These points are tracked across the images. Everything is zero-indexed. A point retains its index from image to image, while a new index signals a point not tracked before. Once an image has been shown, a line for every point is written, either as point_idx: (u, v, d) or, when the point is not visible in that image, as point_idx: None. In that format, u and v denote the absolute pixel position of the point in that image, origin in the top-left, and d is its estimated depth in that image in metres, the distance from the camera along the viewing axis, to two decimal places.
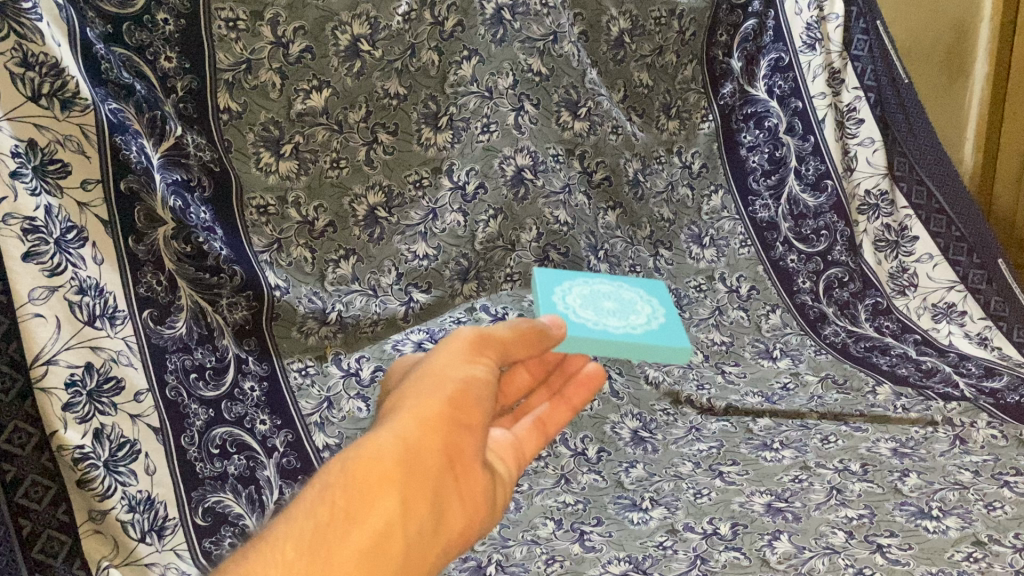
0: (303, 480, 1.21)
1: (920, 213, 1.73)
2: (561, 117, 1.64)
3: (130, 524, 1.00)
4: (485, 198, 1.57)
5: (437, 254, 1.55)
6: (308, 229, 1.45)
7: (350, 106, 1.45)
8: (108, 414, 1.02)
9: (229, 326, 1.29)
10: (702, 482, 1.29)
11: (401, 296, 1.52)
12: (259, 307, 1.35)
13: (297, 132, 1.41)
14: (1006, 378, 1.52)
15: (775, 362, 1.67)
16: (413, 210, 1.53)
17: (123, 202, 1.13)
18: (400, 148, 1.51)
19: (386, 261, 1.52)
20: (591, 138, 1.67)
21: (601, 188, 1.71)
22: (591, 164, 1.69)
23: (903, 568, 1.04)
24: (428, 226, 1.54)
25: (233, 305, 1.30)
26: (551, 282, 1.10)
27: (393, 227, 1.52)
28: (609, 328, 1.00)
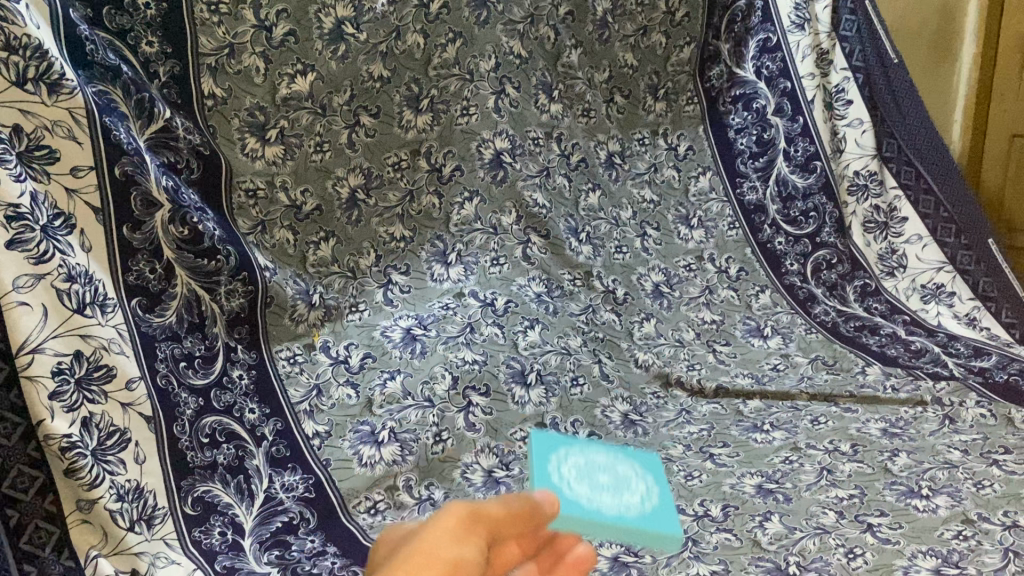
0: (294, 468, 1.20)
1: (908, 193, 1.73)
2: (540, 101, 1.66)
3: (119, 513, 1.00)
4: (461, 179, 1.57)
5: (412, 236, 1.54)
6: (294, 212, 1.42)
7: (335, 90, 1.43)
8: (98, 402, 1.02)
9: (223, 312, 1.26)
10: (692, 464, 1.29)
11: (380, 278, 1.49)
12: (253, 292, 1.32)
13: (281, 116, 1.39)
14: (994, 358, 1.53)
15: (765, 340, 1.68)
16: (391, 191, 1.51)
17: (119, 187, 1.12)
18: (381, 131, 1.49)
19: (364, 243, 1.49)
20: (567, 120, 1.70)
21: (580, 169, 1.72)
22: (568, 146, 1.70)
23: (893, 547, 1.05)
24: (405, 208, 1.53)
25: (230, 292, 1.28)
26: (534, 436, 0.84)
27: (371, 210, 1.50)
28: (600, 507, 0.75)
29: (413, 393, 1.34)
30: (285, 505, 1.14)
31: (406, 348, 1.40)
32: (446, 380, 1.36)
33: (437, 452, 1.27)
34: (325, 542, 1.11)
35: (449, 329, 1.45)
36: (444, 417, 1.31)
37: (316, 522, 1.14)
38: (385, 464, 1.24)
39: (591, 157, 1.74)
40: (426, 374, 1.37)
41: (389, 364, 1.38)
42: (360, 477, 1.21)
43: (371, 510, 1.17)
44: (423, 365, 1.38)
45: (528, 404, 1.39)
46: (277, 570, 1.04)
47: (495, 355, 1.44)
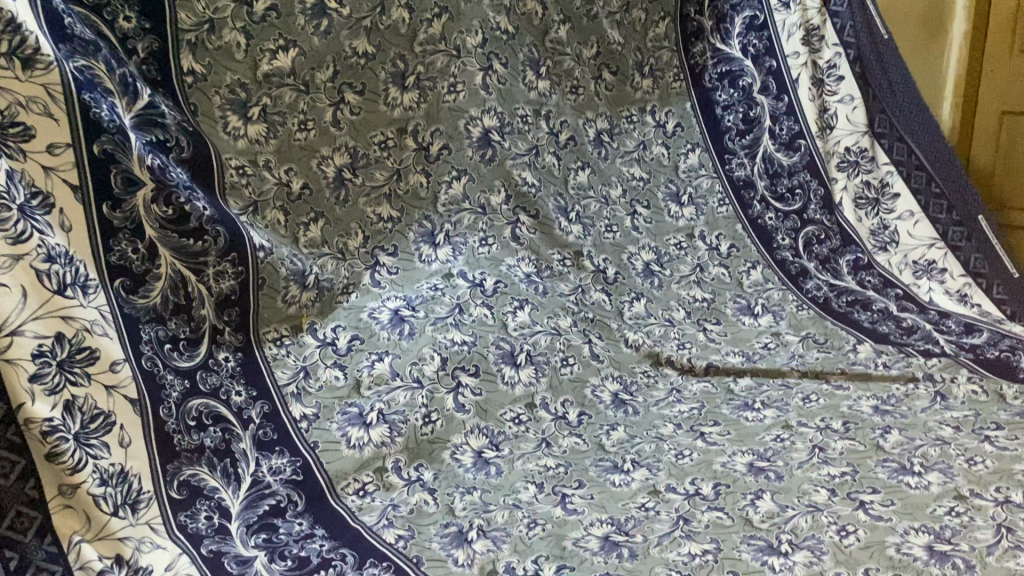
0: (282, 451, 1.18)
1: (900, 169, 1.78)
2: (528, 78, 1.62)
3: (102, 498, 0.98)
4: (448, 158, 1.52)
5: (400, 216, 1.48)
6: (285, 191, 1.35)
7: (318, 66, 1.38)
8: (81, 385, 1.00)
9: (213, 296, 1.21)
10: (683, 443, 1.28)
11: (368, 259, 1.43)
12: (244, 273, 1.26)
13: (263, 94, 1.33)
14: (985, 335, 1.54)
15: (755, 319, 1.69)
16: (378, 170, 1.45)
17: (99, 166, 1.08)
18: (367, 109, 1.44)
19: (353, 224, 1.42)
20: (555, 97, 1.66)
21: (569, 148, 1.68)
22: (557, 125, 1.66)
23: (885, 524, 1.04)
24: (393, 186, 1.47)
25: (220, 274, 1.22)
26: (555, 530, 1.07)
27: (358, 190, 1.43)
28: None
29: (402, 373, 1.33)
30: (273, 488, 1.13)
31: (394, 329, 1.37)
32: (435, 360, 1.36)
33: (427, 434, 1.28)
34: (314, 524, 1.09)
35: (439, 310, 1.43)
36: (433, 398, 1.32)
37: (304, 505, 1.12)
38: (374, 446, 1.24)
39: (580, 134, 1.70)
40: (415, 355, 1.36)
41: (377, 345, 1.35)
42: (348, 459, 1.21)
43: (360, 491, 1.17)
44: (413, 345, 1.37)
45: (517, 384, 1.39)
46: (265, 554, 1.03)
47: (484, 336, 1.43)
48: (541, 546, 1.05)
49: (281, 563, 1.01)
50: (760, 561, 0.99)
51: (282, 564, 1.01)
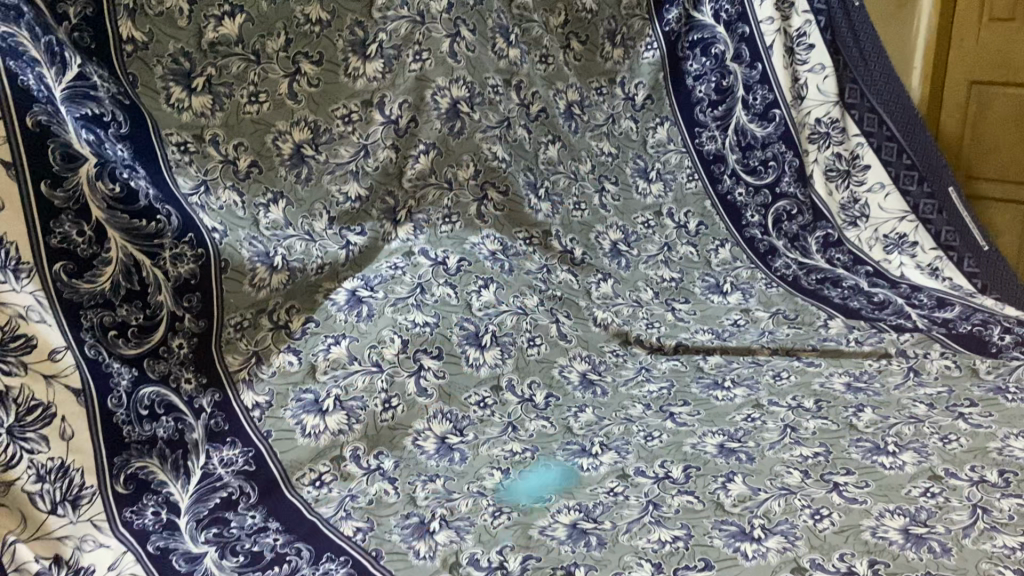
0: (233, 442, 1.11)
1: (870, 141, 1.76)
2: (498, 46, 1.55)
3: (38, 496, 0.92)
4: (416, 132, 1.45)
5: (369, 194, 1.40)
6: (232, 169, 1.24)
7: (268, 34, 1.27)
8: (16, 374, 0.94)
9: (169, 282, 1.13)
10: (652, 425, 1.24)
11: (338, 240, 1.35)
12: (204, 256, 1.17)
13: (208, 64, 1.22)
14: (957, 309, 1.51)
15: (725, 297, 1.65)
16: (343, 147, 1.37)
17: (33, 140, 0.98)
18: (326, 80, 1.35)
19: (317, 205, 1.34)
20: (527, 65, 1.60)
21: (540, 121, 1.62)
22: (530, 95, 1.60)
23: (860, 506, 1.01)
24: (360, 164, 1.39)
25: (177, 258, 1.14)
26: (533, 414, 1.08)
27: (320, 167, 1.34)
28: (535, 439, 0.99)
29: (359, 357, 1.25)
30: (223, 480, 1.07)
31: (352, 311, 1.29)
32: (396, 343, 1.28)
33: (387, 419, 1.21)
34: (267, 517, 1.03)
35: (400, 290, 1.34)
36: (393, 382, 1.25)
37: (257, 497, 1.06)
38: (330, 435, 1.16)
39: (551, 105, 1.64)
40: (373, 338, 1.28)
41: (333, 328, 1.27)
42: (303, 449, 1.14)
43: (317, 482, 1.10)
44: (371, 328, 1.29)
45: (482, 366, 1.34)
46: (216, 550, 0.97)
47: (447, 317, 1.35)
48: (505, 536, 1.01)
49: (234, 558, 0.96)
50: (732, 549, 0.96)
51: (233, 560, 0.95)
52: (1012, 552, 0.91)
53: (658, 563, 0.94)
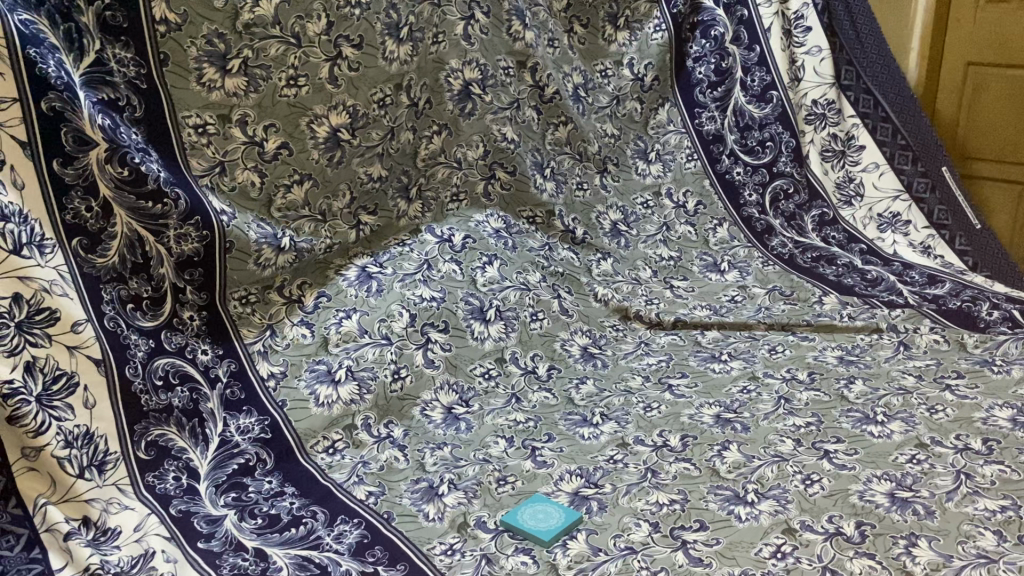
0: (249, 411, 1.16)
1: (866, 121, 1.80)
2: (513, 27, 1.58)
3: (67, 460, 0.96)
4: (430, 113, 1.47)
5: (388, 175, 1.42)
6: (257, 150, 1.25)
7: (306, 16, 1.27)
8: (41, 346, 0.97)
9: (173, 258, 1.15)
10: (652, 396, 1.29)
11: (351, 220, 1.38)
12: (209, 237, 1.18)
13: (244, 46, 1.21)
14: (947, 286, 1.56)
15: (723, 275, 1.69)
16: (375, 130, 1.38)
17: (48, 124, 1.00)
18: (365, 63, 1.35)
19: (341, 185, 1.36)
20: (541, 48, 1.62)
21: (552, 103, 1.66)
22: (544, 77, 1.63)
23: (849, 472, 1.06)
24: (386, 146, 1.40)
25: (180, 237, 1.15)
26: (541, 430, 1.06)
27: (354, 150, 1.36)
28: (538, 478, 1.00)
29: (370, 330, 1.28)
30: (241, 447, 1.12)
31: (362, 286, 1.32)
32: (404, 317, 1.31)
33: (397, 390, 1.26)
34: (283, 482, 1.09)
35: (407, 266, 1.37)
36: (402, 354, 1.29)
37: (273, 463, 1.12)
38: (343, 404, 1.21)
39: (562, 88, 1.67)
40: (383, 312, 1.30)
41: (344, 302, 1.29)
42: (317, 417, 1.19)
43: (331, 449, 1.16)
44: (381, 302, 1.31)
45: (487, 339, 1.38)
46: (235, 513, 1.02)
47: (452, 292, 1.39)
48: (511, 502, 1.06)
49: (252, 521, 1.02)
50: (726, 511, 1.01)
51: (252, 522, 1.01)
52: (992, 514, 0.96)
53: (655, 524, 1.00)
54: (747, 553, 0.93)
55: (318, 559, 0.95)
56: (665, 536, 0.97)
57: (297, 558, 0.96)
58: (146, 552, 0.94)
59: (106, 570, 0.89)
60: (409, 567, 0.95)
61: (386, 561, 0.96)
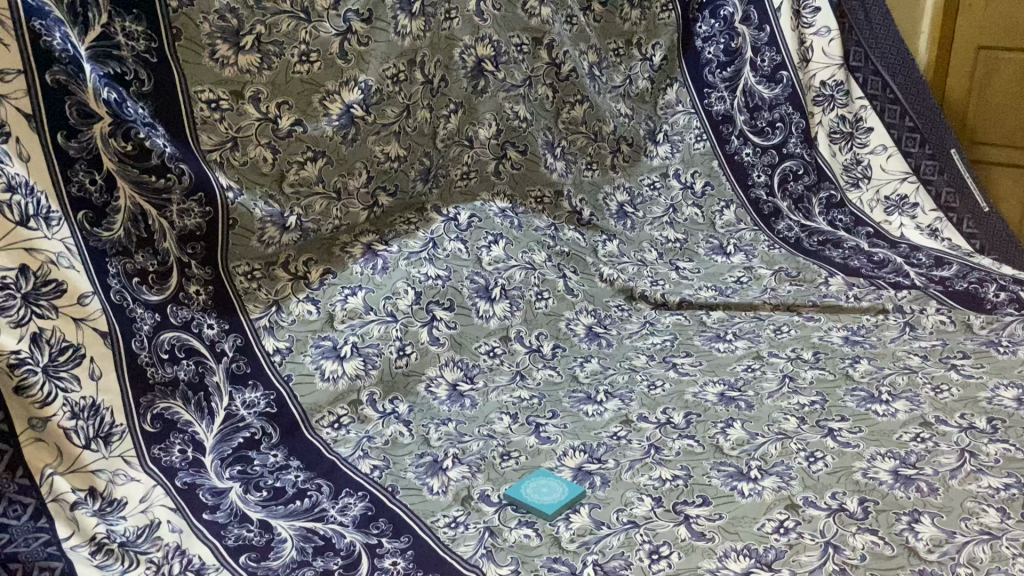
0: (254, 386, 1.17)
1: (874, 103, 1.78)
2: (528, 4, 1.56)
3: (73, 431, 0.96)
4: (446, 92, 1.45)
5: (406, 155, 1.41)
6: (270, 126, 1.25)
7: None
8: (48, 318, 0.97)
9: (175, 231, 1.15)
10: (655, 374, 1.30)
11: (365, 199, 1.37)
12: (212, 213, 1.19)
13: (256, 21, 1.21)
14: (954, 268, 1.55)
15: (729, 257, 1.70)
16: (390, 107, 1.37)
17: (51, 96, 1.00)
18: (374, 38, 1.33)
19: (357, 164, 1.35)
20: (557, 25, 1.61)
21: (568, 82, 1.65)
22: (560, 55, 1.62)
23: (853, 450, 1.06)
24: (402, 124, 1.39)
25: (183, 212, 1.15)
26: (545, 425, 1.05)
27: (368, 128, 1.35)
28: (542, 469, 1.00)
29: (375, 308, 1.28)
30: (247, 421, 1.13)
31: (368, 264, 1.32)
32: (409, 295, 1.31)
33: (402, 366, 1.27)
34: (289, 456, 1.10)
35: (413, 245, 1.37)
36: (408, 331, 1.29)
37: (278, 437, 1.12)
38: (348, 379, 1.22)
39: (579, 66, 1.66)
40: (389, 290, 1.31)
41: (350, 280, 1.29)
42: (322, 393, 1.19)
43: (335, 424, 1.17)
44: (386, 280, 1.31)
45: (492, 318, 1.38)
46: (240, 485, 1.03)
47: (458, 270, 1.39)
48: (515, 476, 1.07)
49: (257, 493, 1.02)
50: (729, 487, 1.01)
51: (257, 494, 1.02)
52: (996, 492, 0.96)
53: (658, 499, 1.00)
54: (750, 528, 0.93)
55: (323, 531, 0.96)
56: (668, 511, 0.97)
57: (301, 529, 0.96)
58: (152, 522, 0.95)
59: (111, 540, 0.90)
60: (413, 539, 0.95)
61: (390, 534, 0.96)
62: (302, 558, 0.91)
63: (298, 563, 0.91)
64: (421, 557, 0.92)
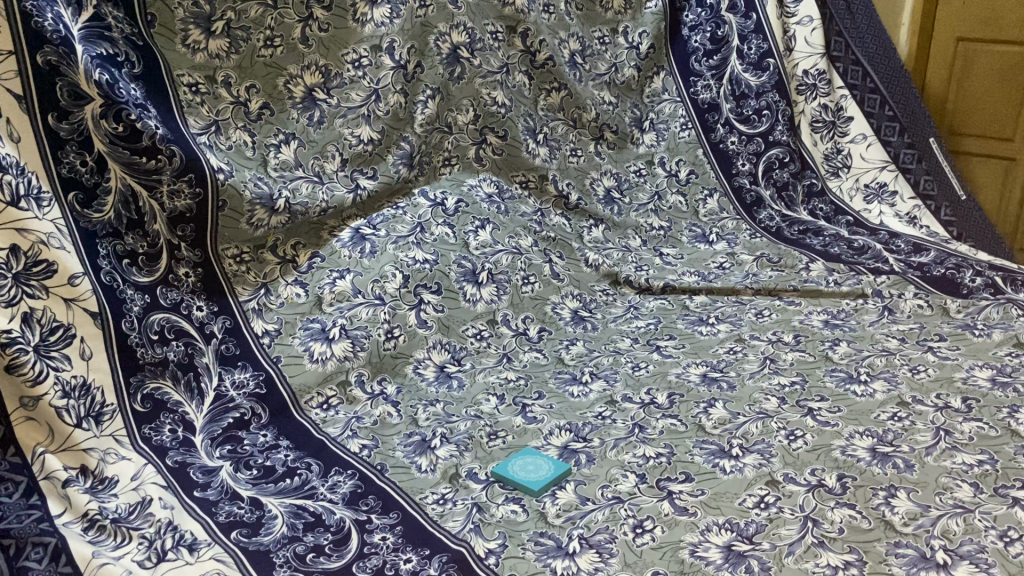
0: (244, 367, 1.17)
1: (854, 92, 1.82)
2: None
3: (65, 410, 0.98)
4: (422, 77, 1.46)
5: (380, 138, 1.41)
6: (243, 110, 1.26)
7: None
8: (38, 298, 0.99)
9: (165, 214, 1.15)
10: (640, 356, 1.32)
11: (347, 183, 1.37)
12: (201, 194, 1.19)
13: (227, 8, 1.24)
14: (932, 254, 1.58)
15: (711, 244, 1.72)
16: (354, 91, 1.38)
17: (42, 78, 1.02)
18: (335, 25, 1.36)
19: (329, 147, 1.35)
20: (533, 14, 1.64)
21: (545, 68, 1.67)
22: (535, 43, 1.64)
23: (832, 429, 1.08)
24: (371, 108, 1.39)
25: (174, 193, 1.16)
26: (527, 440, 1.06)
27: (333, 110, 1.36)
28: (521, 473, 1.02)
29: (363, 291, 1.29)
30: (236, 402, 1.14)
31: (356, 247, 1.33)
32: (398, 278, 1.32)
33: (390, 348, 1.28)
34: (278, 436, 1.11)
35: (400, 228, 1.38)
36: (396, 314, 1.30)
37: (268, 418, 1.13)
38: (336, 361, 1.23)
39: (556, 54, 1.68)
40: (377, 273, 1.31)
41: (338, 263, 1.30)
42: (311, 374, 1.20)
43: (324, 405, 1.19)
44: (375, 263, 1.32)
45: (479, 301, 1.40)
46: (230, 464, 1.04)
47: (445, 254, 1.40)
48: (501, 455, 1.09)
49: (247, 472, 1.04)
50: (712, 464, 1.03)
51: (247, 473, 1.03)
52: (969, 467, 0.99)
53: (642, 476, 1.02)
54: (732, 503, 0.96)
55: (313, 508, 0.98)
56: (652, 487, 1.00)
57: (291, 506, 0.98)
58: (144, 500, 0.96)
59: (104, 516, 0.91)
60: (401, 515, 0.97)
61: (379, 510, 0.98)
62: (292, 533, 0.93)
63: (288, 538, 0.92)
64: (410, 532, 0.94)
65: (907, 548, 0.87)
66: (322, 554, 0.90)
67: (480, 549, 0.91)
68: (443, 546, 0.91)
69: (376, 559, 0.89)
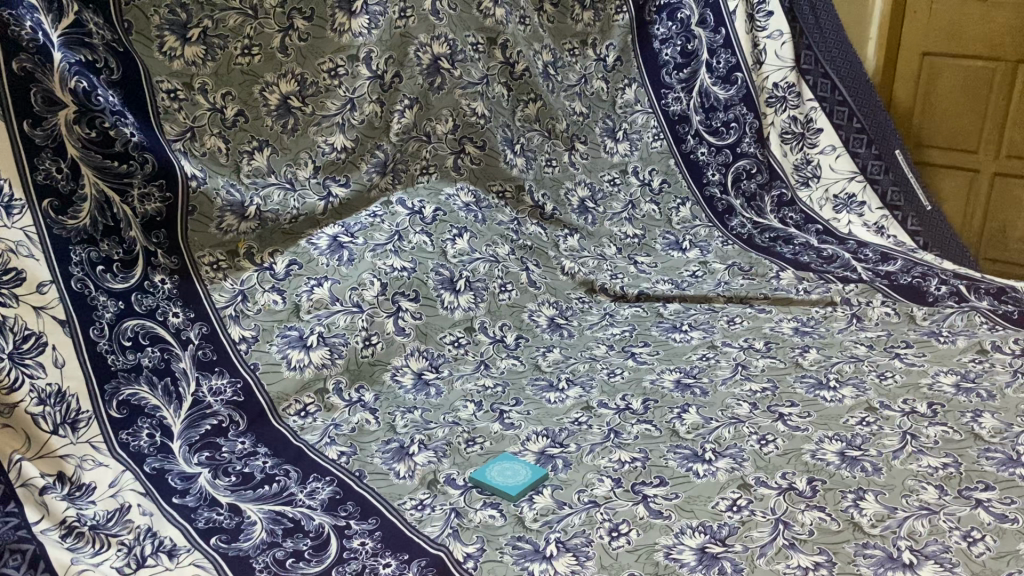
0: (221, 373, 1.17)
1: (823, 104, 1.87)
2: (483, 4, 1.59)
3: (40, 417, 0.99)
4: (400, 87, 1.47)
5: (354, 147, 1.42)
6: (219, 117, 1.26)
7: None
8: (8, 306, 1.00)
9: (139, 219, 1.15)
10: (614, 362, 1.34)
11: (320, 189, 1.37)
12: (173, 199, 1.19)
13: (205, 16, 1.24)
14: (899, 263, 1.62)
15: (685, 252, 1.76)
16: (330, 100, 1.38)
17: (16, 85, 1.02)
18: (315, 35, 1.36)
19: (303, 154, 1.36)
20: (511, 25, 1.64)
21: (522, 80, 1.68)
22: (513, 54, 1.66)
23: (803, 433, 1.11)
24: (347, 116, 1.40)
25: (145, 197, 1.16)
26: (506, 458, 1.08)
27: (308, 118, 1.36)
28: (497, 480, 1.04)
29: (341, 298, 1.30)
30: (213, 408, 1.14)
31: (333, 255, 1.33)
32: (375, 286, 1.33)
33: (368, 356, 1.29)
34: (256, 443, 1.11)
35: (378, 236, 1.38)
36: (374, 321, 1.31)
37: (246, 425, 1.14)
38: (314, 368, 1.24)
39: (533, 66, 1.70)
40: (354, 281, 1.32)
41: (315, 270, 1.31)
42: (289, 381, 1.21)
43: (302, 412, 1.20)
44: (353, 271, 1.33)
45: (456, 308, 1.41)
46: (208, 471, 1.05)
47: (423, 262, 1.41)
48: (479, 460, 1.10)
49: (226, 478, 1.04)
50: (685, 468, 1.05)
51: (227, 480, 1.04)
52: (935, 470, 1.02)
53: (617, 480, 1.04)
54: (705, 506, 0.98)
55: (292, 513, 0.98)
56: (627, 491, 1.02)
57: (270, 513, 0.98)
58: (122, 506, 0.96)
59: (82, 524, 0.91)
60: (380, 521, 0.98)
61: (358, 516, 0.99)
62: (272, 539, 0.94)
63: (268, 544, 0.93)
64: (388, 538, 0.95)
65: (874, 549, 0.89)
66: (302, 558, 0.91)
67: (458, 553, 0.92)
68: (421, 550, 0.93)
69: (355, 564, 0.90)
